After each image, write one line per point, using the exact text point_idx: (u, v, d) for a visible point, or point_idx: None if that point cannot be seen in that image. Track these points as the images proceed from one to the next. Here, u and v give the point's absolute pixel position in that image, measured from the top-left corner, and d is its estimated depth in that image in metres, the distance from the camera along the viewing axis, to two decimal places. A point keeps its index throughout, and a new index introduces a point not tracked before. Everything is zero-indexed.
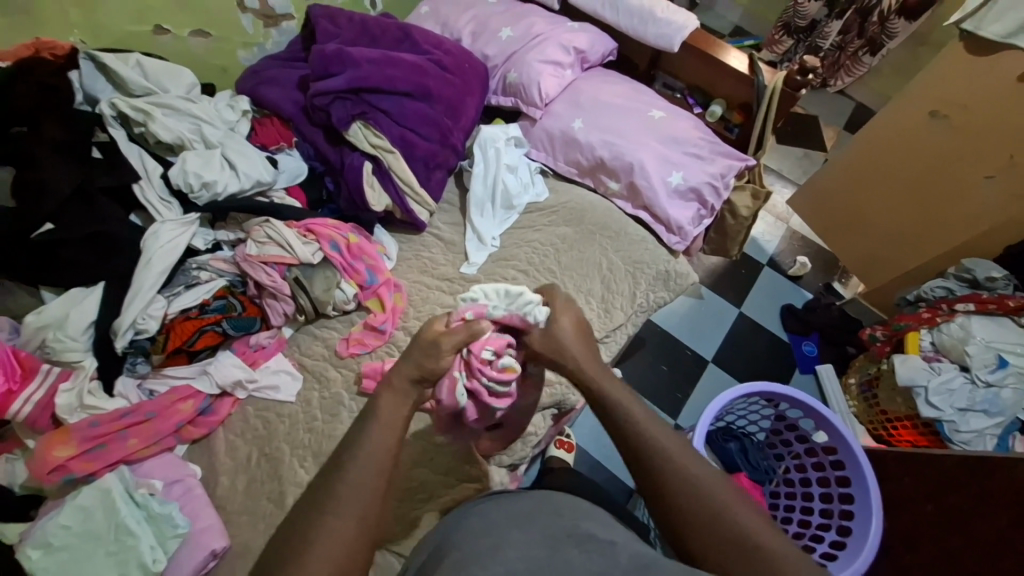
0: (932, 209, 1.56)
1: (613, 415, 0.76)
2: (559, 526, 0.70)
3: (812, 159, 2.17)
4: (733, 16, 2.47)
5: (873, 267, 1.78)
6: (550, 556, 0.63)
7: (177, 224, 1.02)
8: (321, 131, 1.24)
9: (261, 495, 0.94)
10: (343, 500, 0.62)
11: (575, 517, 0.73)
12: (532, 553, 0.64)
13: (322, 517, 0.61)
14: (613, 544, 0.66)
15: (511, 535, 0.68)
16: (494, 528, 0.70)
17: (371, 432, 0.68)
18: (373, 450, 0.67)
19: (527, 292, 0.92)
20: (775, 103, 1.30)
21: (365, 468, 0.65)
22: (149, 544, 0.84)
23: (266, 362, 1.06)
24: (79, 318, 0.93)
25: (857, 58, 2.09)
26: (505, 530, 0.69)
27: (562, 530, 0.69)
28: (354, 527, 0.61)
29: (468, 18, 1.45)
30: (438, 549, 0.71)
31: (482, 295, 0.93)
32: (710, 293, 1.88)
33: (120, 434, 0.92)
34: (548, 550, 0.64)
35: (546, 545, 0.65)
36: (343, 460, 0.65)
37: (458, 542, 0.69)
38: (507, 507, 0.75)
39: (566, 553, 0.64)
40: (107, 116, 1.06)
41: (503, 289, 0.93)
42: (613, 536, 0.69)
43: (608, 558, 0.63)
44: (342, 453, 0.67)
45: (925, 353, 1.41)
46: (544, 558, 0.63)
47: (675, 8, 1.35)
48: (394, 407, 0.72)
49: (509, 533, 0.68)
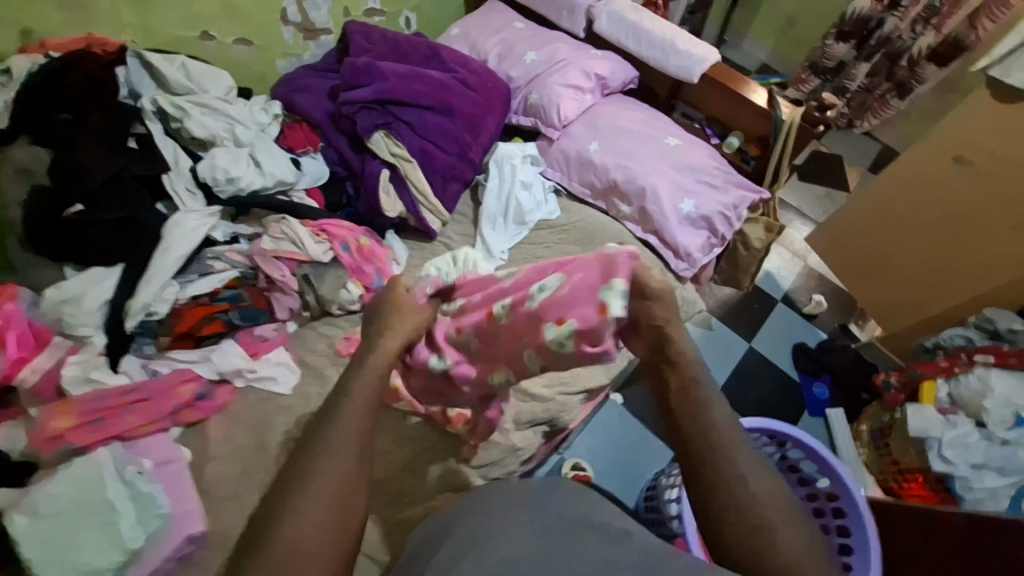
0: (957, 255, 1.53)
1: (692, 411, 0.74)
2: (565, 520, 0.72)
3: (834, 199, 2.15)
4: (760, 54, 2.50)
5: (893, 310, 1.73)
6: (558, 544, 0.66)
7: (200, 216, 1.07)
8: (344, 138, 1.28)
9: (247, 485, 0.96)
10: (327, 470, 0.65)
11: (585, 510, 0.76)
12: (541, 540, 0.67)
13: (311, 482, 0.64)
14: (626, 537, 0.69)
15: (522, 519, 0.71)
16: (509, 508, 0.74)
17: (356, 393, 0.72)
18: (359, 419, 0.70)
19: (464, 253, 1.08)
20: (792, 137, 1.32)
21: (346, 443, 0.68)
22: (130, 523, 0.85)
23: (267, 354, 1.08)
24: (97, 295, 0.97)
25: (885, 101, 2.09)
26: (518, 519, 0.71)
27: (569, 523, 0.71)
28: (337, 493, 0.64)
29: (496, 42, 1.50)
30: (445, 526, 0.74)
31: (432, 270, 1.00)
32: (720, 325, 1.85)
33: (120, 410, 0.94)
34: (562, 536, 0.68)
35: (556, 534, 0.68)
36: (328, 439, 0.68)
37: (472, 513, 0.74)
38: (517, 491, 0.79)
39: (574, 543, 0.66)
40: (147, 110, 1.12)
41: (447, 258, 1.04)
42: (627, 527, 0.74)
43: (614, 549, 0.66)
44: (326, 420, 0.70)
45: (941, 404, 1.35)
46: (551, 545, 0.66)
47: (697, 42, 1.38)
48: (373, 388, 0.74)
49: (520, 518, 0.71)
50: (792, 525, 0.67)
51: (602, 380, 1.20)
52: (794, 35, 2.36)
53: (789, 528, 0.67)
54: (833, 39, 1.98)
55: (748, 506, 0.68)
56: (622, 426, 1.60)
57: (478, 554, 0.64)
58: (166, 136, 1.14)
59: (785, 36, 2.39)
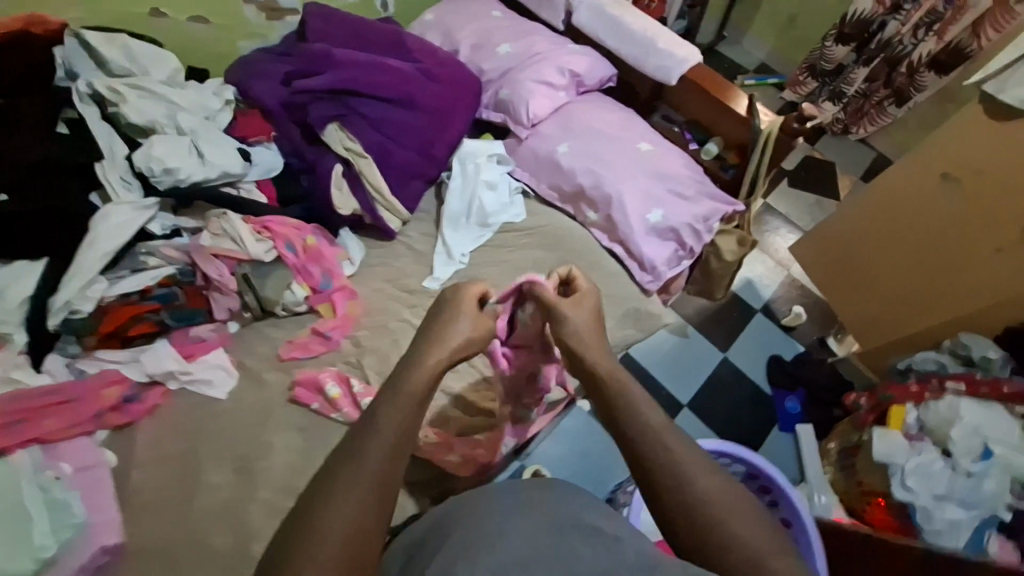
0: (943, 275, 1.46)
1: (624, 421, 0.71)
2: (564, 517, 0.67)
3: (823, 208, 2.09)
4: (760, 52, 2.39)
5: (871, 328, 1.66)
6: (558, 547, 0.60)
7: (133, 210, 1.01)
8: (299, 129, 1.21)
9: (170, 494, 0.92)
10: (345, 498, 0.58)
11: (581, 510, 0.70)
12: (538, 542, 0.61)
13: (321, 514, 0.57)
14: (619, 539, 0.64)
15: (510, 523, 0.64)
16: (502, 508, 0.68)
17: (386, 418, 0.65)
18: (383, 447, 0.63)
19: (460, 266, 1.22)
20: (770, 148, 1.25)
21: (364, 471, 0.60)
22: (44, 528, 0.80)
23: (203, 356, 1.03)
24: (17, 291, 0.92)
25: (882, 108, 2.00)
26: (506, 518, 0.65)
27: (568, 520, 0.66)
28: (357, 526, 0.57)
29: (470, 30, 1.42)
30: (432, 533, 0.68)
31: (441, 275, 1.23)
32: (696, 334, 1.80)
33: (41, 412, 0.89)
34: (554, 540, 0.61)
35: (554, 533, 0.63)
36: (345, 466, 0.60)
37: (456, 521, 0.67)
38: (492, 492, 0.74)
39: (570, 544, 0.61)
40: (82, 94, 1.05)
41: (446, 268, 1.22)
42: (618, 531, 0.67)
43: (613, 553, 0.61)
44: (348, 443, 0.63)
45: (908, 430, 1.31)
46: (548, 546, 0.61)
47: (679, 41, 1.30)
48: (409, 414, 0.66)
49: (510, 518, 0.65)
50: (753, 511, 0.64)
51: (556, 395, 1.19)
52: (795, 34, 2.26)
53: (761, 523, 0.63)
54: (833, 41, 1.93)
55: (710, 507, 0.63)
56: (588, 434, 1.54)
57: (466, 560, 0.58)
58: (103, 122, 1.06)
59: (785, 35, 2.29)
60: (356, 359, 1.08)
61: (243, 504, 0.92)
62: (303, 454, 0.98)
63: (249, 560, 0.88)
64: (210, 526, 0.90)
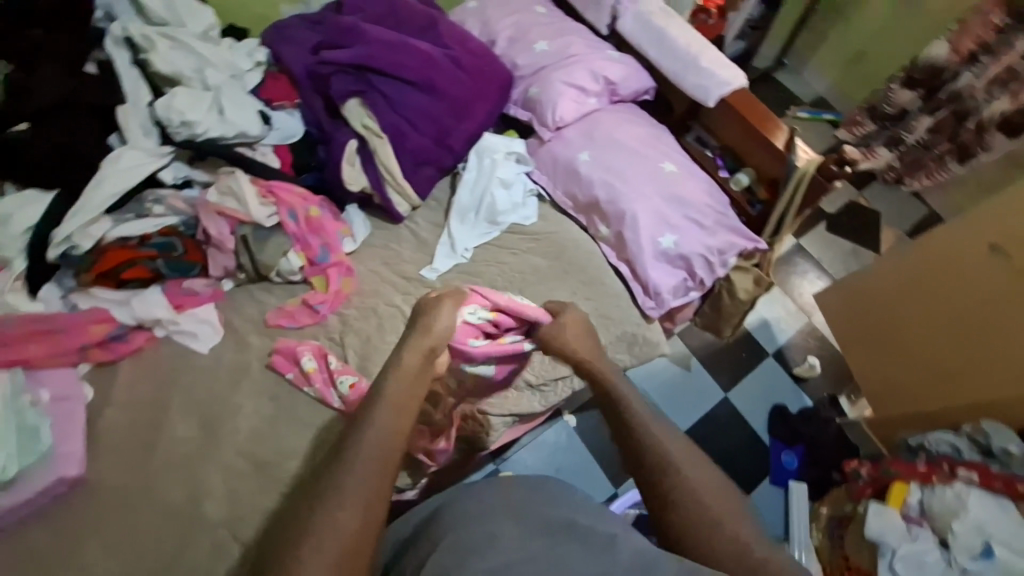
0: (977, 354, 1.30)
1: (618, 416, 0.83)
2: (553, 518, 0.67)
3: (858, 258, 1.97)
4: (819, 86, 2.26)
5: (893, 396, 1.52)
6: (549, 551, 0.62)
7: (146, 155, 1.04)
8: (321, 98, 1.20)
9: (134, 439, 0.93)
10: (342, 502, 0.64)
11: (569, 509, 0.71)
12: (530, 546, 0.62)
13: (321, 514, 0.63)
14: (615, 539, 0.65)
15: (506, 525, 0.64)
16: (493, 509, 0.67)
17: (376, 421, 0.73)
18: (371, 453, 0.69)
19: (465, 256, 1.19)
20: (801, 192, 1.19)
21: (360, 472, 0.67)
22: (6, 453, 0.82)
23: (193, 309, 1.04)
24: (22, 220, 0.96)
25: (942, 163, 1.81)
26: (499, 519, 0.65)
27: (558, 521, 0.67)
28: (358, 525, 0.63)
29: (509, 24, 1.39)
30: (427, 527, 0.69)
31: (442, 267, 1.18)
32: (699, 368, 1.73)
33: (27, 338, 0.92)
34: (547, 543, 0.63)
35: (544, 535, 0.64)
36: (342, 476, 0.66)
37: (454, 519, 0.66)
38: (484, 488, 0.72)
39: (562, 547, 0.62)
40: (116, 37, 1.09)
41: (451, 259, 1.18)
42: (612, 529, 0.68)
43: (608, 555, 0.62)
44: (343, 450, 0.70)
45: (907, 512, 1.22)
46: (541, 551, 0.61)
47: (723, 62, 1.24)
48: (393, 421, 0.74)
49: (503, 520, 0.65)
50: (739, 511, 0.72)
51: (533, 406, 1.15)
52: (860, 71, 2.12)
53: (741, 519, 0.71)
54: (898, 84, 1.78)
55: (697, 500, 0.72)
56: (566, 448, 1.49)
57: (465, 568, 0.58)
58: (133, 66, 1.10)
59: (848, 71, 2.15)
60: (339, 337, 1.07)
61: (202, 461, 0.92)
62: (270, 422, 0.98)
63: (196, 518, 0.88)
64: (165, 478, 0.90)
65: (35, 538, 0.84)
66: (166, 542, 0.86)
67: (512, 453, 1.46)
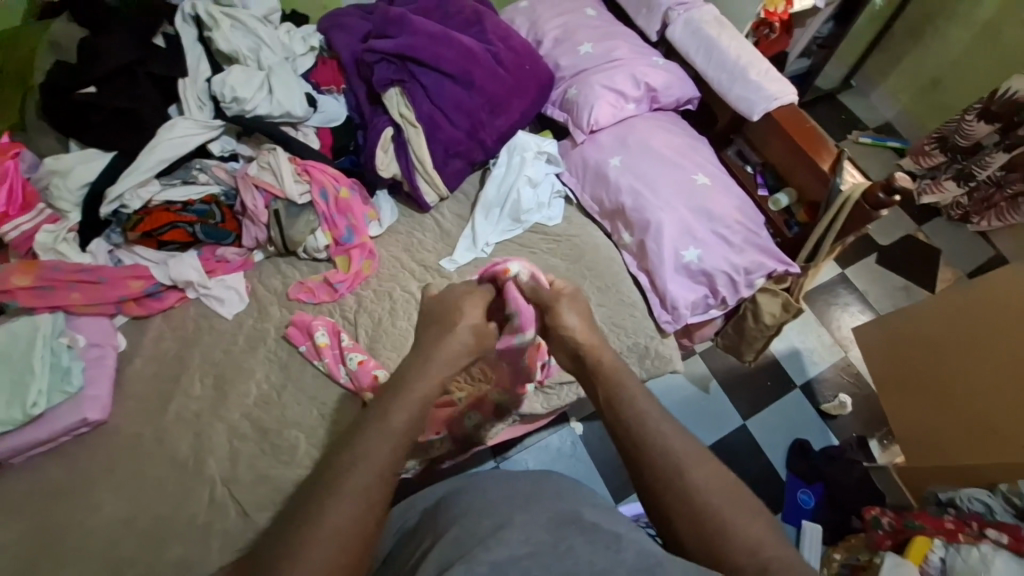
0: (1017, 407, 1.16)
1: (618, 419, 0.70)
2: (560, 513, 0.62)
3: (909, 296, 1.83)
4: (888, 111, 2.11)
5: (930, 445, 1.39)
6: (553, 545, 0.55)
7: (197, 125, 1.10)
8: (365, 86, 1.25)
9: (156, 389, 1.00)
10: (347, 500, 0.58)
11: (578, 505, 0.65)
12: (537, 537, 0.56)
13: (326, 507, 0.58)
14: (620, 536, 0.58)
15: (516, 516, 0.59)
16: (498, 503, 0.63)
17: (390, 424, 0.64)
18: (387, 450, 0.62)
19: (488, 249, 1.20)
20: (845, 215, 1.10)
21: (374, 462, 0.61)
22: (38, 388, 0.89)
23: (223, 276, 1.10)
24: (80, 176, 1.04)
25: (1015, 203, 1.68)
26: (507, 509, 0.60)
27: (565, 516, 0.61)
28: (359, 512, 0.58)
29: (557, 24, 1.38)
30: (436, 515, 0.67)
31: (462, 260, 1.18)
32: (719, 391, 1.66)
33: (71, 285, 1.00)
34: (553, 538, 0.56)
35: (551, 529, 0.58)
36: (350, 465, 0.60)
37: (454, 516, 0.63)
38: (488, 482, 0.69)
39: (567, 540, 0.56)
40: (185, 13, 1.17)
41: (472, 252, 1.19)
42: (617, 529, 0.61)
43: (610, 554, 0.54)
44: (351, 440, 0.64)
45: (927, 568, 1.14)
46: (545, 544, 0.55)
47: (773, 75, 1.18)
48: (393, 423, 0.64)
49: (512, 510, 0.61)
50: (750, 507, 0.63)
51: (535, 407, 1.13)
52: (934, 98, 1.97)
53: (753, 514, 0.62)
54: (974, 117, 1.64)
55: (706, 499, 0.62)
56: (568, 455, 1.48)
57: (469, 559, 0.52)
58: (197, 43, 1.18)
59: (924, 98, 2.00)
60: (353, 317, 1.10)
61: (211, 418, 0.98)
62: (277, 391, 1.02)
63: (198, 473, 0.93)
64: (176, 431, 0.96)
65: (57, 469, 0.92)
66: (170, 489, 0.91)
67: (515, 453, 1.46)
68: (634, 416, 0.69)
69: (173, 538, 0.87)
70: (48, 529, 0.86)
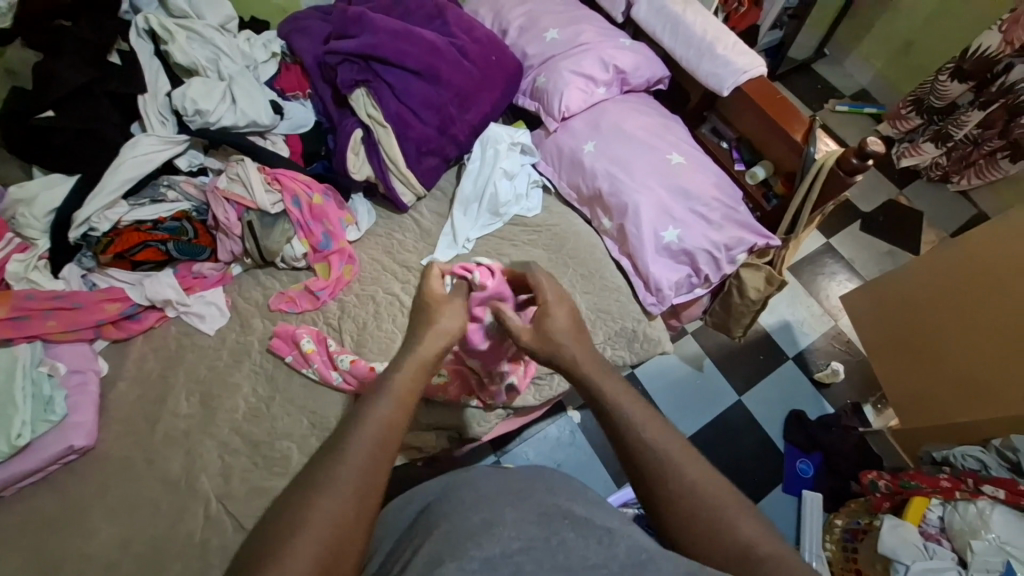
0: (1010, 362, 1.16)
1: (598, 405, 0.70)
2: (549, 506, 0.60)
3: (895, 260, 1.84)
4: (863, 78, 2.11)
5: (920, 407, 1.39)
6: (546, 539, 0.54)
7: (161, 142, 1.08)
8: (331, 89, 1.24)
9: (142, 413, 0.99)
10: (311, 506, 0.55)
11: (565, 498, 0.63)
12: (529, 532, 0.55)
13: (312, 499, 0.56)
14: (612, 531, 0.57)
15: (507, 511, 0.58)
16: (490, 498, 0.61)
17: (370, 405, 0.63)
18: (368, 439, 0.61)
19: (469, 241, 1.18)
20: (820, 182, 1.08)
21: (341, 463, 0.58)
22: (21, 419, 0.88)
23: (202, 291, 1.09)
24: (46, 202, 1.03)
25: (993, 159, 1.71)
26: (500, 505, 0.59)
27: (554, 510, 0.59)
28: (330, 510, 0.56)
29: (521, 13, 1.37)
30: (427, 512, 0.65)
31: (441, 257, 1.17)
32: (713, 369, 1.66)
33: (45, 313, 0.98)
34: (544, 531, 0.55)
35: (540, 523, 0.56)
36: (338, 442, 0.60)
37: (446, 514, 0.60)
38: (477, 477, 0.68)
39: (559, 535, 0.55)
40: (140, 28, 1.15)
41: (447, 242, 1.18)
42: (610, 523, 0.60)
43: (604, 548, 0.54)
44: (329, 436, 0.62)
45: (926, 527, 1.17)
46: (538, 538, 0.54)
47: (741, 48, 1.17)
48: (370, 429, 0.61)
49: (505, 506, 0.59)
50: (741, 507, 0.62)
51: (527, 399, 1.12)
52: (907, 60, 1.96)
53: (743, 509, 0.61)
54: (948, 76, 1.64)
55: (702, 499, 0.61)
56: (568, 444, 1.48)
57: (460, 556, 0.51)
58: (154, 57, 1.17)
59: (898, 61, 1.99)
60: (337, 323, 1.09)
61: (199, 436, 0.97)
62: (265, 403, 1.01)
63: (192, 492, 0.92)
64: (165, 453, 0.95)
65: (47, 500, 0.91)
66: (162, 511, 0.90)
67: (515, 446, 1.46)
68: (614, 402, 0.69)
69: (169, 558, 0.87)
70: (42, 561, 0.85)
